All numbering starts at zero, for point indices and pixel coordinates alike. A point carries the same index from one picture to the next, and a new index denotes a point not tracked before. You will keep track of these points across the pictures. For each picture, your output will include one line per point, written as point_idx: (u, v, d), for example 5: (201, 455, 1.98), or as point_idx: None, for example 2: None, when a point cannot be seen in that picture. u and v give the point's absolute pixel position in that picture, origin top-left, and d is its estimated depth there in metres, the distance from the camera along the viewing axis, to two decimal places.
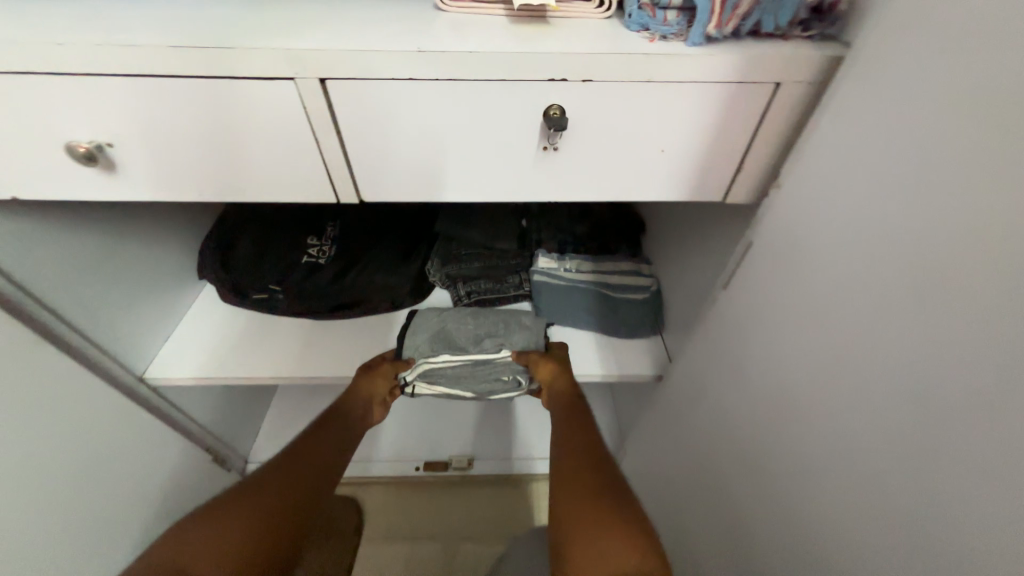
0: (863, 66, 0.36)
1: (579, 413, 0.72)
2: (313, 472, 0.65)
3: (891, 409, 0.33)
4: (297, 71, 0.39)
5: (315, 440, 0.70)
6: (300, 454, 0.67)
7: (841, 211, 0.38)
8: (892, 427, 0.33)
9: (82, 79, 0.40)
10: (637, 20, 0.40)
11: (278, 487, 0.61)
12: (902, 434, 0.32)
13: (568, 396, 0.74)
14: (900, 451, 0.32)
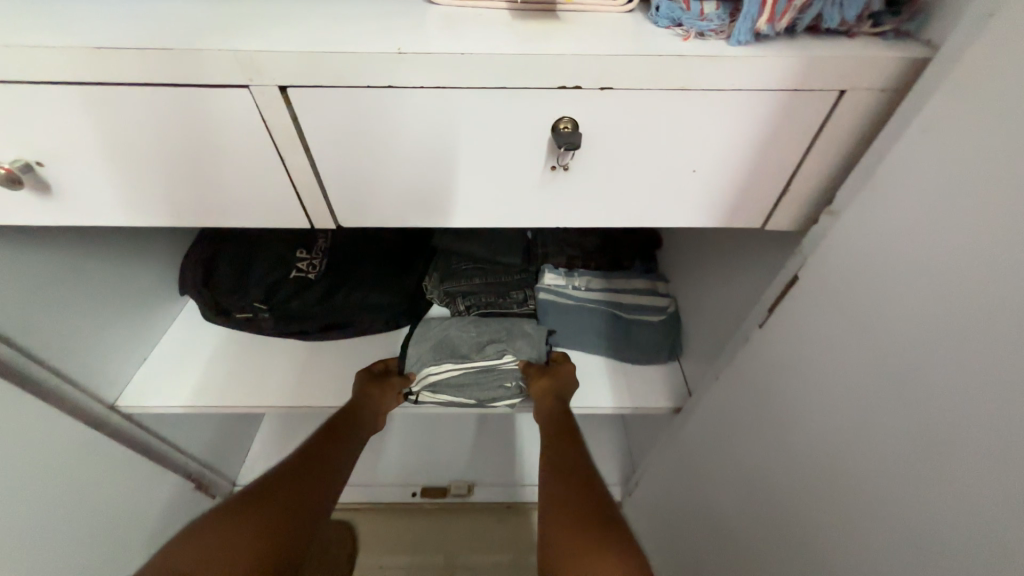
0: (954, 73, 0.29)
1: (569, 437, 0.65)
2: (313, 489, 0.58)
3: (996, 511, 0.26)
4: (252, 77, 0.33)
5: (315, 454, 0.62)
6: (297, 469, 0.59)
7: (918, 251, 0.31)
8: (997, 534, 0.26)
9: (1, 87, 0.34)
10: (666, 14, 0.34)
11: (274, 507, 0.54)
12: (1017, 545, 0.25)
13: (559, 418, 0.66)
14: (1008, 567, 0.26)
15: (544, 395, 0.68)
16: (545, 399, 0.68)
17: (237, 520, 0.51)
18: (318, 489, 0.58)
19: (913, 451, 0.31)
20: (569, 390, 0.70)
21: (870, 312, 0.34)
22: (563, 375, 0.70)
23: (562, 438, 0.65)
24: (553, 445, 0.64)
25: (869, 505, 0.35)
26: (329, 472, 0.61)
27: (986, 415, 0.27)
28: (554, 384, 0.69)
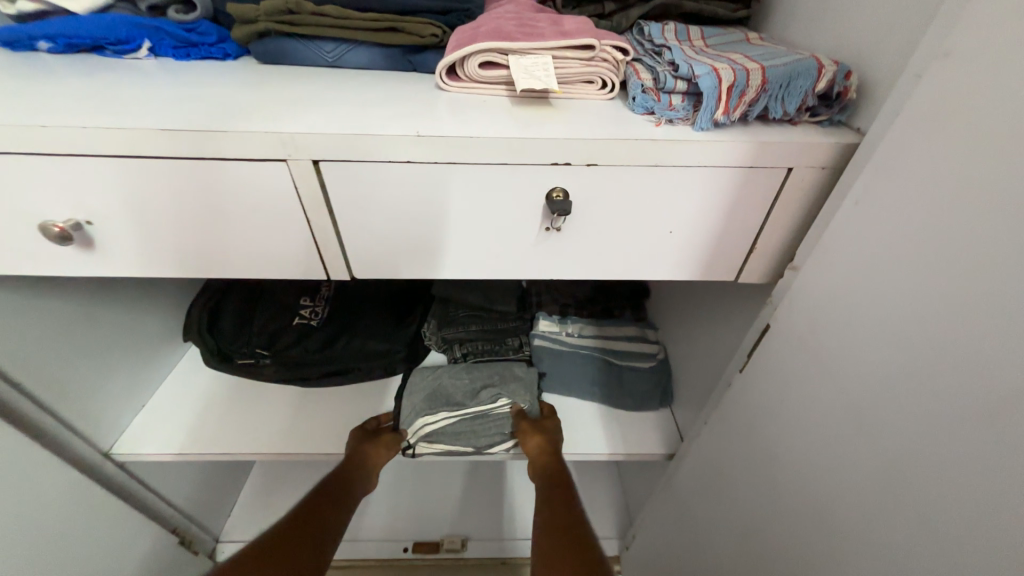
0: (881, 158, 0.35)
1: (559, 490, 0.64)
2: (305, 548, 0.57)
3: (963, 540, 0.29)
4: (290, 153, 0.38)
5: (310, 513, 0.62)
6: (292, 530, 0.59)
7: (868, 303, 0.36)
8: (966, 561, 0.29)
9: (67, 159, 0.38)
10: (642, 103, 0.40)
11: (265, 563, 0.53)
12: (984, 569, 0.28)
13: (554, 473, 0.66)
14: None
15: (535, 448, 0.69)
16: (540, 455, 0.68)
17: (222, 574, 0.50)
18: (310, 548, 0.57)
19: (893, 487, 0.34)
20: (558, 441, 0.71)
21: (837, 358, 0.39)
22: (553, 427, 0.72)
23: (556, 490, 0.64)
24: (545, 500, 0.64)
25: (856, 542, 0.37)
26: (323, 530, 0.60)
27: (946, 448, 0.30)
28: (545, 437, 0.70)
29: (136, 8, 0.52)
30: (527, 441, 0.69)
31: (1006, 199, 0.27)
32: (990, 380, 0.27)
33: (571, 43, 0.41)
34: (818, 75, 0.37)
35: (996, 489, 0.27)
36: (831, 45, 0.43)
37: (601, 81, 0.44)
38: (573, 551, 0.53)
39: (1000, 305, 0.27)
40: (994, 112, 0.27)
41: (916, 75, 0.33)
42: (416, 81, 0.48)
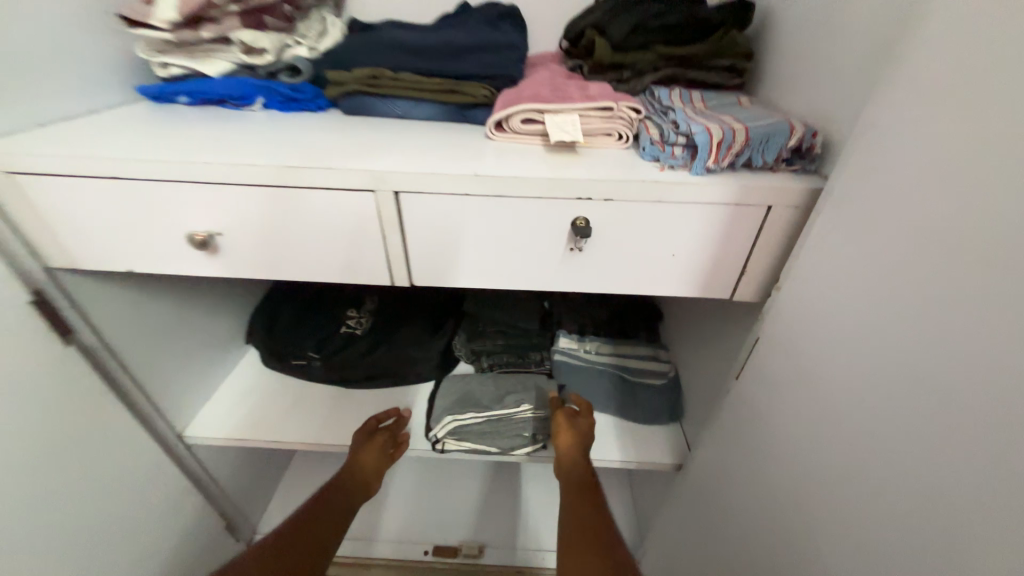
0: (834, 195, 0.43)
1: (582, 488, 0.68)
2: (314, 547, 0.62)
3: (880, 501, 0.36)
4: (378, 186, 0.49)
5: (319, 515, 0.67)
6: (305, 528, 0.64)
7: (823, 315, 0.43)
8: (885, 517, 0.36)
9: (213, 186, 0.50)
10: (650, 152, 0.51)
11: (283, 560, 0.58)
12: (895, 523, 0.35)
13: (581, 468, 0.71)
14: (895, 540, 0.35)
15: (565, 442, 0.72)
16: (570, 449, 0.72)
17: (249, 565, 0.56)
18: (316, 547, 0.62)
19: (839, 466, 0.40)
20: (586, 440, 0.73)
21: (803, 363, 0.46)
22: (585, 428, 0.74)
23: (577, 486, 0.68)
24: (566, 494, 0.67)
25: (817, 519, 0.43)
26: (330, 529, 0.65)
27: (870, 428, 0.37)
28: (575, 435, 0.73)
29: (246, 60, 0.64)
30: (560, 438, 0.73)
31: (901, 227, 0.35)
32: (895, 369, 0.35)
33: (593, 106, 0.53)
34: (789, 133, 0.47)
35: (906, 457, 0.34)
36: (806, 109, 0.53)
37: (617, 135, 0.55)
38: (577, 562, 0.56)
39: (900, 309, 0.35)
40: (888, 166, 0.36)
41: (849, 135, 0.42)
42: (468, 132, 0.60)
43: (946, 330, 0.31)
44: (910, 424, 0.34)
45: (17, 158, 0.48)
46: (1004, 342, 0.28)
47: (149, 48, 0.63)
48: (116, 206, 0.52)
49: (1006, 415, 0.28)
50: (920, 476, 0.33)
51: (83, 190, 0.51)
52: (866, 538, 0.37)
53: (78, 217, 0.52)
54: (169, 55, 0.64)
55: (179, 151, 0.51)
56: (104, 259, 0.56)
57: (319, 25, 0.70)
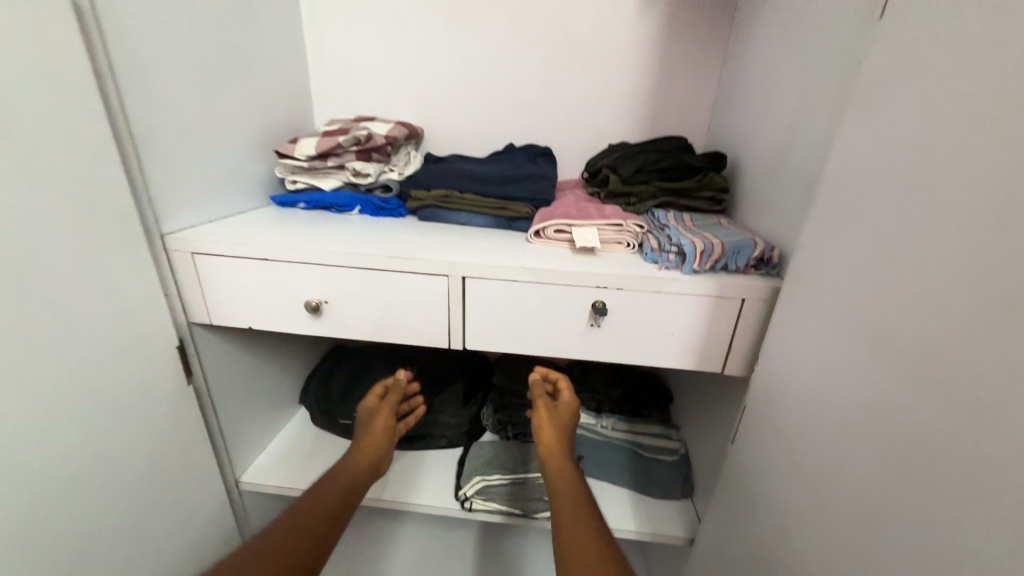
0: (789, 293, 0.59)
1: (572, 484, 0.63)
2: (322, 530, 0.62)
3: (849, 532, 0.45)
4: (450, 270, 0.67)
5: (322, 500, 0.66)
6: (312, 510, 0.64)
7: (795, 383, 0.56)
8: (854, 546, 0.44)
9: (328, 267, 0.69)
10: (651, 256, 0.68)
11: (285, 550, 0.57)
12: (859, 547, 0.43)
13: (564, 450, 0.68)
14: (861, 564, 0.43)
15: (547, 433, 0.69)
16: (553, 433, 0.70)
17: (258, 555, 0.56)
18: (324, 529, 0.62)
19: (819, 508, 0.49)
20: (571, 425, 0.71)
21: (785, 424, 0.57)
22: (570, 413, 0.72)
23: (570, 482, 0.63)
24: (557, 491, 0.62)
25: (809, 561, 0.50)
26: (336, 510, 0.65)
27: (834, 469, 0.47)
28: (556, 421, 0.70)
29: (352, 180, 0.87)
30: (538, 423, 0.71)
31: (837, 315, 0.50)
32: (844, 418, 0.47)
33: (609, 223, 0.71)
34: (754, 247, 0.64)
35: (861, 488, 0.44)
36: (769, 230, 0.71)
37: (626, 243, 0.73)
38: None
39: (843, 373, 0.48)
40: (823, 274, 0.52)
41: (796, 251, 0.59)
42: (513, 236, 0.80)
43: (867, 386, 0.44)
44: (858, 460, 0.44)
45: (198, 242, 0.68)
46: (899, 389, 0.40)
47: (285, 170, 0.89)
48: (253, 278, 0.70)
49: (908, 441, 0.39)
50: (870, 502, 0.42)
51: (234, 266, 0.70)
52: (844, 567, 0.45)
53: (225, 285, 0.71)
54: (297, 175, 0.89)
55: (310, 242, 0.71)
56: (232, 317, 0.73)
57: (404, 157, 0.95)
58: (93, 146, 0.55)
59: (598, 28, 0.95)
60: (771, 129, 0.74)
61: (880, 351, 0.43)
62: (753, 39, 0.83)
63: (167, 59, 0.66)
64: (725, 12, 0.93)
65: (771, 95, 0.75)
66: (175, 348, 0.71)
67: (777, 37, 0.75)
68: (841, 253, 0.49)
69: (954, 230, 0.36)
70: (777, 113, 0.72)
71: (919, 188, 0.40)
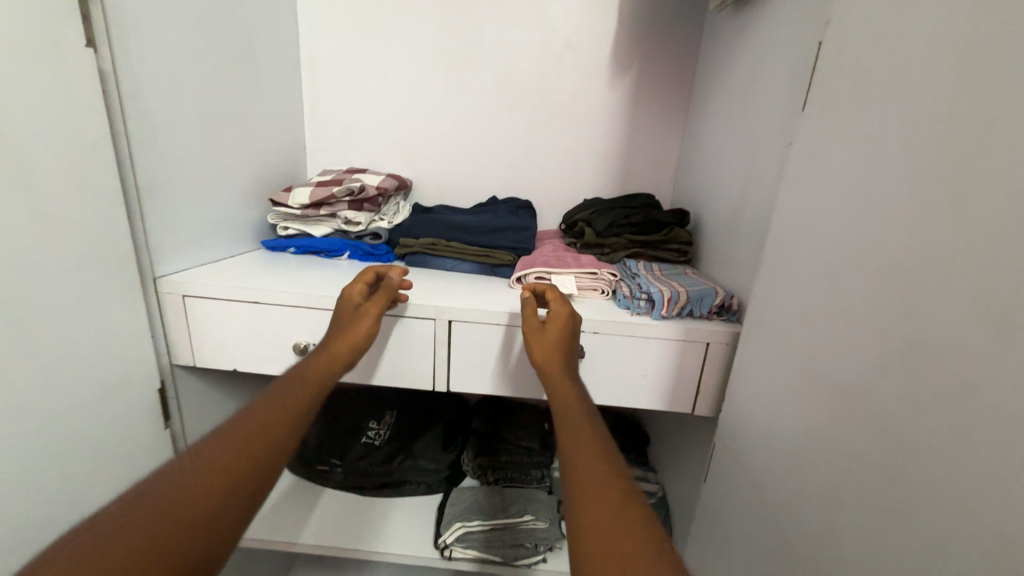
0: (748, 338, 0.65)
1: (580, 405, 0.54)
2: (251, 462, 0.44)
3: (814, 563, 0.48)
4: (438, 314, 0.70)
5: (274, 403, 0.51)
6: (204, 468, 0.42)
7: (758, 421, 0.61)
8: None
9: (318, 310, 0.71)
10: (624, 302, 0.74)
11: (131, 543, 0.35)
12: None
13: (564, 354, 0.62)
14: None
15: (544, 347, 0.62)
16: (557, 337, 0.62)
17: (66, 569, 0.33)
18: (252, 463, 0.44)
19: (787, 541, 0.52)
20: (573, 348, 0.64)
21: (752, 461, 0.61)
22: (568, 329, 0.64)
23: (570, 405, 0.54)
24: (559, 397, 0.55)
25: None
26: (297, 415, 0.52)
27: (797, 502, 0.51)
28: (553, 337, 0.63)
29: (343, 228, 0.91)
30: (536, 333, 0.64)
31: (792, 359, 0.55)
32: (802, 454, 0.51)
33: (584, 272, 0.77)
34: (715, 295, 0.71)
35: (820, 519, 0.47)
36: (728, 280, 0.79)
37: (601, 290, 0.79)
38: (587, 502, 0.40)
39: (800, 412, 0.53)
40: (777, 322, 0.59)
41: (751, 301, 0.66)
42: (496, 282, 0.85)
43: (820, 423, 0.49)
44: (818, 491, 0.48)
45: (190, 285, 0.70)
46: (845, 425, 0.46)
47: (277, 217, 0.93)
48: (242, 320, 0.72)
49: (856, 472, 0.44)
50: (829, 531, 0.46)
51: (224, 308, 0.71)
52: None
53: (213, 327, 0.72)
54: (289, 222, 0.93)
55: (303, 286, 0.73)
56: (218, 359, 0.74)
57: (393, 206, 1.01)
58: (100, 194, 0.58)
59: (573, 98, 1.07)
60: (725, 192, 0.83)
61: (831, 388, 0.48)
62: (707, 113, 0.95)
63: (176, 112, 0.71)
64: (683, 88, 1.06)
65: (724, 161, 0.85)
66: (156, 390, 0.71)
67: (726, 112, 0.86)
68: (792, 301, 0.56)
69: (878, 286, 0.43)
70: (730, 177, 0.82)
71: (853, 247, 0.47)
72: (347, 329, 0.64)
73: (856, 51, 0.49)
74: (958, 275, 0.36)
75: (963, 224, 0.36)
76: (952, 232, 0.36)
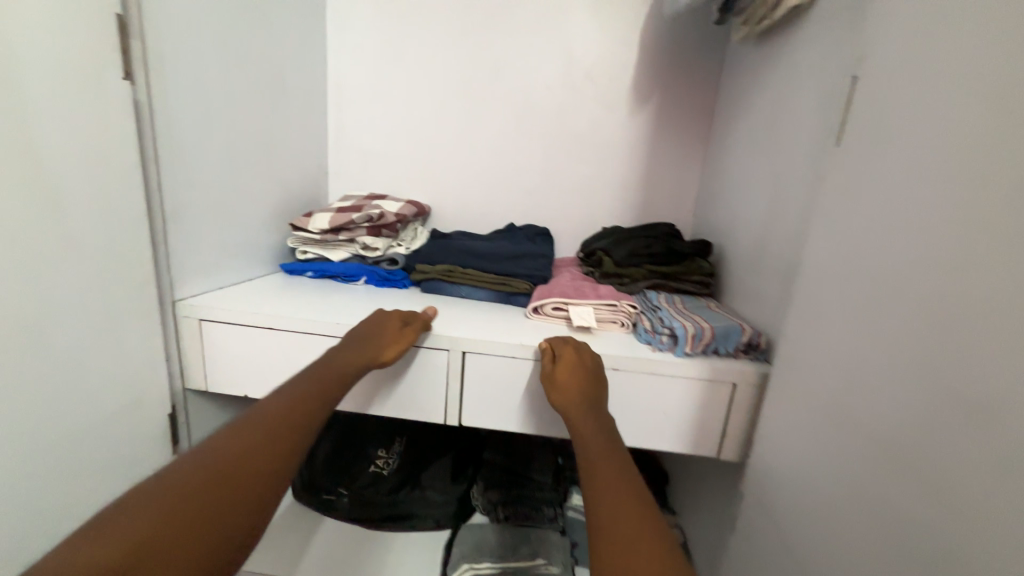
0: (777, 379, 0.61)
1: (603, 445, 0.53)
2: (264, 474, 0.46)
3: None
4: (452, 345, 0.69)
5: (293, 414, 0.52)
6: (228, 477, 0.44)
7: (791, 473, 0.56)
8: None
9: (331, 337, 0.70)
10: (644, 337, 0.71)
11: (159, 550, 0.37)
12: None
13: (587, 386, 0.61)
14: None
15: (566, 378, 0.61)
16: (575, 373, 0.62)
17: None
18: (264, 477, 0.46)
19: None
20: (598, 378, 0.63)
21: (782, 516, 0.56)
22: (587, 362, 0.64)
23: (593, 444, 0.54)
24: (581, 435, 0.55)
25: None
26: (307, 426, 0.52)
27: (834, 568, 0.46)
28: (574, 371, 0.62)
29: (361, 253, 0.92)
30: (558, 364, 0.63)
31: (824, 405, 0.52)
32: (837, 513, 0.47)
33: (603, 303, 0.75)
34: (741, 332, 0.67)
35: None
36: (754, 316, 0.75)
37: (621, 322, 0.76)
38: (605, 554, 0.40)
39: (833, 465, 0.48)
40: (809, 366, 0.55)
41: (780, 340, 0.62)
42: (512, 312, 0.83)
43: (856, 479, 0.45)
44: (857, 556, 0.43)
45: (207, 309, 0.70)
46: (885, 485, 0.42)
47: (296, 241, 0.94)
48: (256, 345, 0.72)
49: (900, 540, 0.39)
50: None
51: (239, 332, 0.71)
52: None
53: (227, 351, 0.72)
54: (308, 246, 0.93)
55: (319, 312, 0.73)
56: (231, 383, 0.73)
57: (411, 232, 1.02)
58: (126, 218, 0.59)
59: (592, 128, 1.07)
60: (750, 223, 0.81)
61: (868, 440, 0.44)
62: (730, 144, 0.94)
63: (205, 140, 0.73)
64: (704, 119, 1.05)
65: (748, 193, 0.83)
66: (167, 417, 0.70)
67: (750, 144, 0.85)
68: (825, 341, 0.52)
69: (919, 333, 0.40)
70: (754, 209, 0.80)
71: (890, 290, 0.44)
72: (370, 350, 0.64)
73: (889, 88, 0.47)
74: (1011, 325, 0.32)
75: (1014, 270, 0.33)
76: (1005, 278, 0.33)
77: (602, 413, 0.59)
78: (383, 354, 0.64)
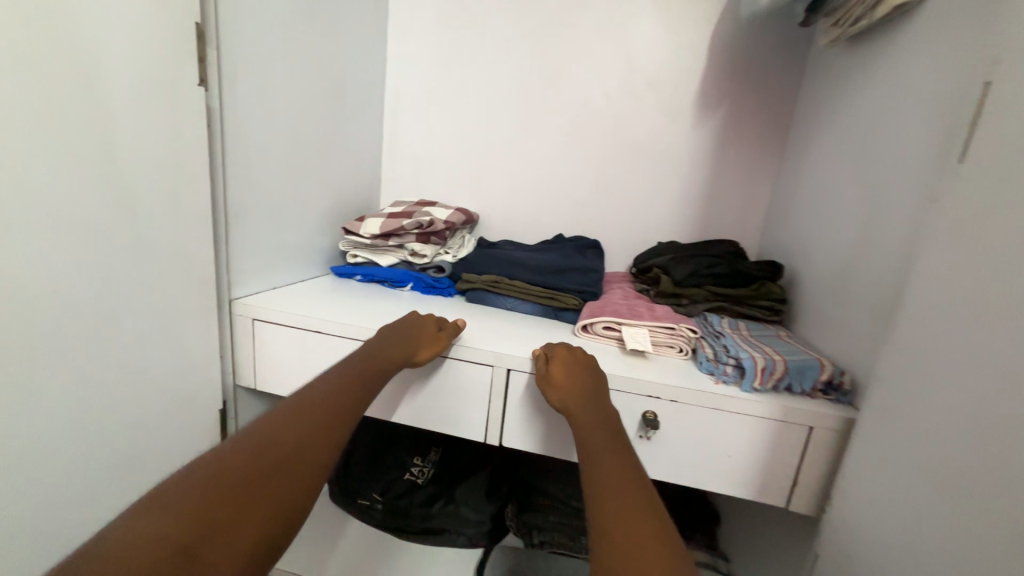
0: (865, 429, 0.53)
1: (603, 439, 0.50)
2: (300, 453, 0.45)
3: None
4: (497, 361, 0.66)
5: (327, 397, 0.52)
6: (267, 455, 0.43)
7: (880, 541, 0.48)
8: None
9: None
10: (706, 366, 0.65)
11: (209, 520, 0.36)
12: None
13: (593, 386, 0.58)
14: None
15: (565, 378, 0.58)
16: (573, 371, 0.59)
17: (137, 542, 0.33)
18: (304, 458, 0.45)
19: None
20: (596, 375, 0.60)
21: None
22: (579, 358, 0.61)
23: (595, 438, 0.51)
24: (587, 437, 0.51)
25: None
26: (345, 411, 0.52)
27: None
28: (572, 369, 0.59)
29: (409, 259, 0.91)
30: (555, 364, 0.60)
31: (928, 468, 0.44)
32: None
33: (660, 326, 0.70)
34: (821, 369, 0.60)
35: None
36: (835, 351, 0.67)
37: (678, 348, 0.70)
38: (607, 548, 0.37)
39: (939, 543, 0.41)
40: (908, 419, 0.47)
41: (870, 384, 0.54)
42: (560, 329, 0.79)
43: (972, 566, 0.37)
44: None
45: (261, 309, 0.72)
46: None
47: (347, 244, 0.95)
48: (303, 348, 0.72)
49: None
50: None
51: (289, 333, 0.72)
52: None
53: (277, 351, 0.73)
54: (358, 250, 0.94)
55: (366, 318, 0.73)
56: (279, 383, 0.74)
57: (459, 240, 1.00)
58: (190, 220, 0.61)
59: (651, 137, 1.01)
60: (832, 246, 0.72)
61: (990, 520, 0.37)
62: (809, 157, 0.85)
63: (268, 146, 0.75)
64: (778, 130, 0.97)
65: (831, 212, 0.75)
66: (218, 410, 0.72)
67: (835, 158, 0.76)
68: (930, 391, 0.45)
69: None
70: (837, 230, 0.71)
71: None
72: (410, 347, 0.63)
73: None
74: None
75: None
76: None
77: (609, 413, 0.55)
78: (412, 351, 0.64)
